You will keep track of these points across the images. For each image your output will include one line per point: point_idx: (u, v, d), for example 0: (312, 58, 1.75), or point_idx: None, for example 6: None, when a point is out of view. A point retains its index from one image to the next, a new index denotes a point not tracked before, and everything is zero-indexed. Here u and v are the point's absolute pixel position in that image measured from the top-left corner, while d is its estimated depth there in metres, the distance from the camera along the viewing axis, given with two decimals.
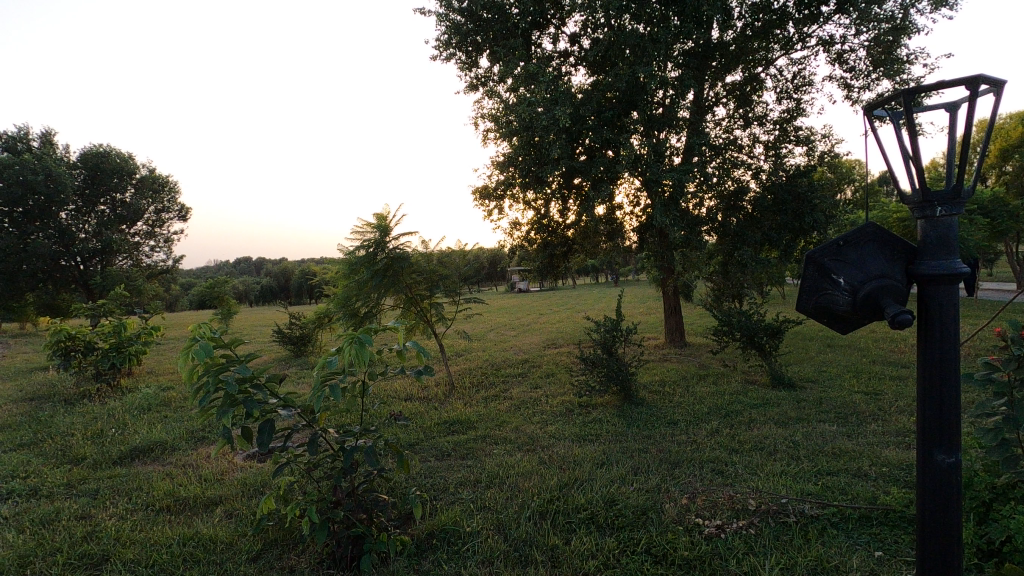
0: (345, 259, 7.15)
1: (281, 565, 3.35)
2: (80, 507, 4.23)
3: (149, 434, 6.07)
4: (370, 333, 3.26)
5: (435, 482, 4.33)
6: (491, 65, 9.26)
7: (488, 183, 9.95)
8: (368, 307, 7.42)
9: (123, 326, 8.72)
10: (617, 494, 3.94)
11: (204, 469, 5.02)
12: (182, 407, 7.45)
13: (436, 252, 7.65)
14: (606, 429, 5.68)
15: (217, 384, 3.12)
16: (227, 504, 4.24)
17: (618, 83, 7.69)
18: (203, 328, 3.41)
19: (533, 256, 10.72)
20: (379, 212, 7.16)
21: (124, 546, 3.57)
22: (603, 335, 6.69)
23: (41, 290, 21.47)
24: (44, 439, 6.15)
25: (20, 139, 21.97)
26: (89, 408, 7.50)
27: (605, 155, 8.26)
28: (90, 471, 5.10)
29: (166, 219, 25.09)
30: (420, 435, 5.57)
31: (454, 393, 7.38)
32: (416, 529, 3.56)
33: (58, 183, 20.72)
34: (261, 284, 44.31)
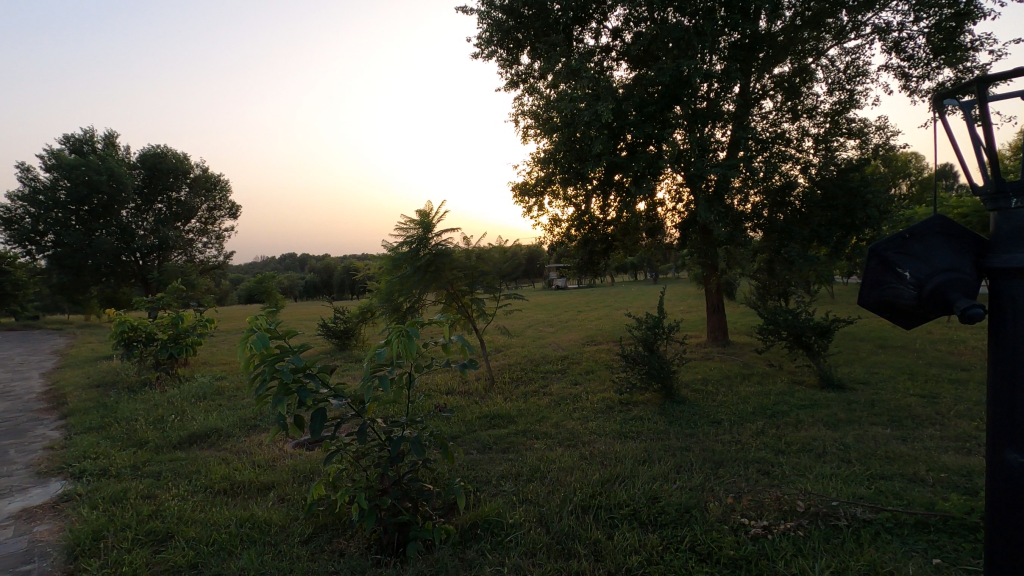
0: (388, 256, 7.46)
1: (331, 548, 3.48)
2: (146, 487, 4.49)
3: (206, 420, 6.39)
4: (416, 327, 3.34)
5: (478, 474, 4.41)
6: (532, 62, 9.28)
7: (528, 179, 9.98)
8: (410, 301, 7.57)
9: (180, 318, 9.16)
10: (660, 491, 3.91)
11: (256, 455, 5.25)
12: (234, 396, 7.79)
13: (477, 248, 7.72)
14: (647, 426, 5.64)
15: (273, 373, 3.27)
16: (280, 489, 4.43)
17: (661, 78, 7.58)
18: (260, 320, 3.58)
19: (573, 253, 10.69)
20: (422, 209, 7.30)
21: (186, 525, 3.78)
22: (645, 333, 6.62)
23: (104, 284, 22.77)
24: (111, 423, 6.55)
25: (86, 141, 23.32)
26: (151, 395, 7.93)
27: (647, 151, 8.16)
28: (153, 454, 5.40)
29: (218, 217, 26.11)
30: (462, 428, 5.66)
31: (494, 388, 7.45)
32: (460, 519, 3.63)
33: (119, 183, 21.89)
34: (305, 280, 45.67)
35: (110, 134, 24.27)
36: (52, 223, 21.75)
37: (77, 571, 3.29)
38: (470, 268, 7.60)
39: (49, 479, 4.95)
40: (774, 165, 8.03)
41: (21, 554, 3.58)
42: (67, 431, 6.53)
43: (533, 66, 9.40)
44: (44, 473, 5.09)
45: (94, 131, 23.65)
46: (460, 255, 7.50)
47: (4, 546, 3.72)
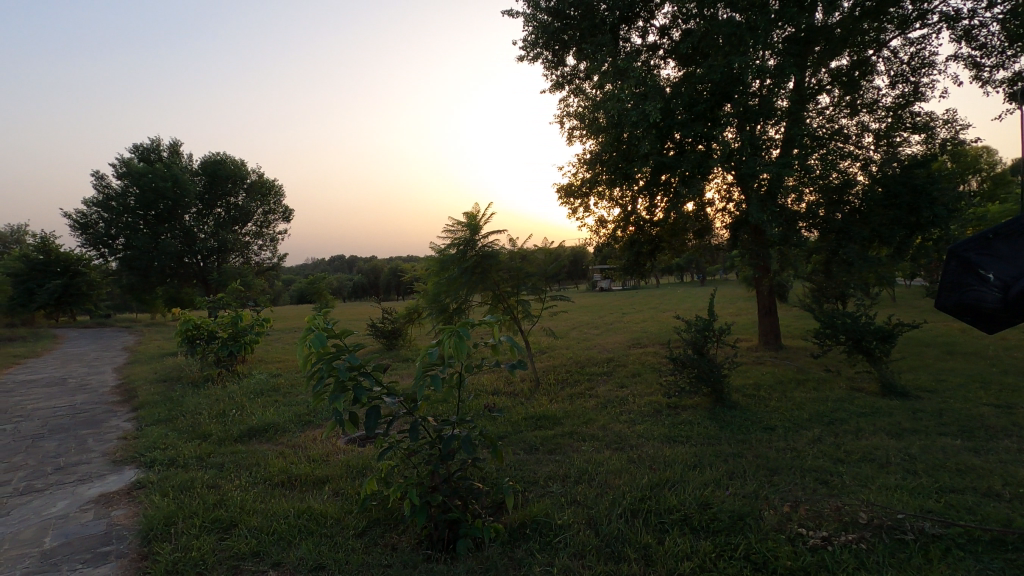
0: (436, 258, 7.59)
1: (384, 542, 3.57)
2: (210, 477, 4.73)
3: (264, 415, 6.66)
4: (467, 328, 3.39)
5: (526, 475, 4.43)
6: (577, 63, 9.26)
7: (573, 180, 9.94)
8: (457, 303, 7.67)
9: (239, 317, 9.58)
10: (711, 497, 3.83)
11: (311, 450, 5.44)
12: (290, 393, 8.09)
13: (523, 249, 7.74)
14: (697, 430, 5.53)
15: (331, 370, 3.39)
16: (334, 483, 4.58)
17: (711, 76, 7.43)
18: (318, 319, 3.71)
19: (619, 255, 10.58)
20: (469, 211, 7.40)
21: (248, 515, 3.96)
22: (694, 335, 6.45)
23: (169, 285, 24.10)
24: (178, 416, 6.93)
25: (153, 150, 24.76)
26: (212, 390, 8.33)
27: (696, 150, 7.99)
28: (216, 446, 5.68)
29: (272, 221, 27.15)
30: (509, 428, 5.70)
31: (540, 390, 7.46)
32: (509, 518, 3.67)
33: (183, 188, 23.12)
34: (354, 281, 46.98)
35: (175, 142, 25.66)
36: (122, 227, 23.16)
37: (151, 554, 3.51)
38: (515, 270, 7.64)
39: (123, 467, 5.28)
40: (831, 162, 7.72)
41: (101, 536, 3.85)
42: (138, 422, 6.95)
43: (579, 66, 9.38)
44: (120, 461, 5.44)
45: (160, 140, 25.04)
46: (506, 256, 7.55)
47: (86, 528, 4.00)
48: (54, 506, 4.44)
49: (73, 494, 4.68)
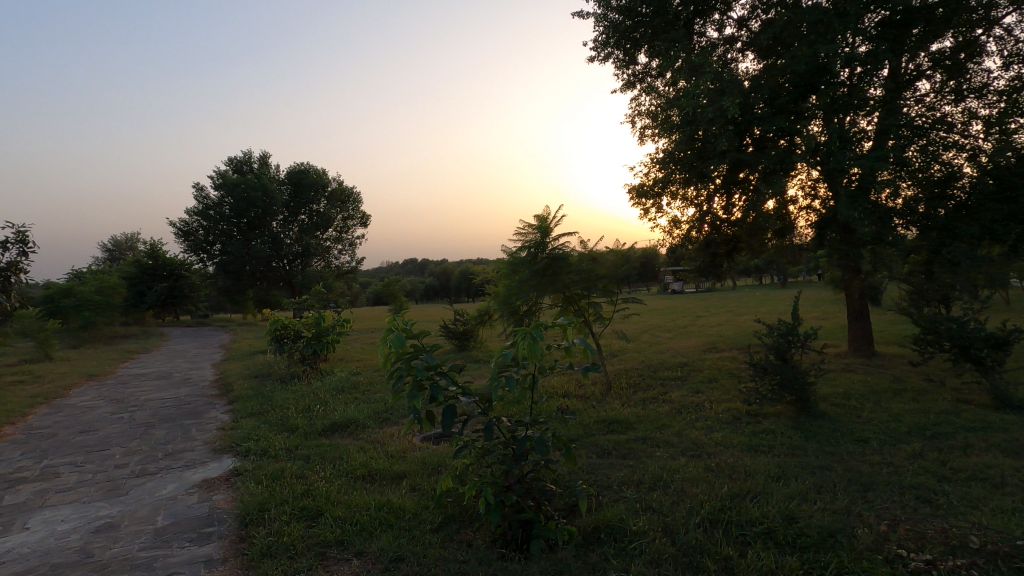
0: (507, 260, 7.69)
1: (459, 538, 3.66)
2: (298, 468, 5.03)
3: (345, 411, 7.00)
4: (541, 329, 3.41)
5: (599, 479, 4.38)
6: (649, 61, 9.08)
7: (645, 181, 9.73)
8: (527, 305, 7.73)
9: (322, 317, 10.11)
10: (797, 511, 3.63)
11: (389, 446, 5.65)
12: (368, 391, 8.44)
13: (594, 251, 7.67)
14: (780, 440, 5.26)
15: (409, 369, 3.51)
16: (411, 478, 4.74)
17: (794, 66, 7.07)
18: (398, 320, 3.86)
19: (693, 256, 10.25)
20: (540, 213, 7.44)
21: (332, 505, 4.17)
22: (777, 340, 6.12)
23: (259, 287, 25.87)
24: (268, 409, 7.44)
25: (245, 162, 26.66)
26: (298, 387, 8.85)
27: (779, 145, 7.60)
28: (303, 439, 6.03)
29: (351, 226, 28.44)
30: (580, 432, 5.67)
31: (612, 393, 7.35)
32: (582, 522, 3.65)
33: (271, 197, 24.80)
34: (426, 284, 48.41)
35: (264, 154, 27.50)
36: (219, 235, 25.11)
37: (248, 537, 3.79)
38: (585, 272, 7.57)
39: (222, 455, 5.74)
40: (933, 154, 7.10)
41: (205, 518, 4.20)
42: (234, 415, 7.51)
43: (651, 64, 9.19)
44: (219, 450, 5.90)
45: (252, 153, 26.95)
46: (577, 258, 7.52)
47: (191, 509, 4.38)
48: (164, 489, 4.89)
49: (180, 478, 5.14)
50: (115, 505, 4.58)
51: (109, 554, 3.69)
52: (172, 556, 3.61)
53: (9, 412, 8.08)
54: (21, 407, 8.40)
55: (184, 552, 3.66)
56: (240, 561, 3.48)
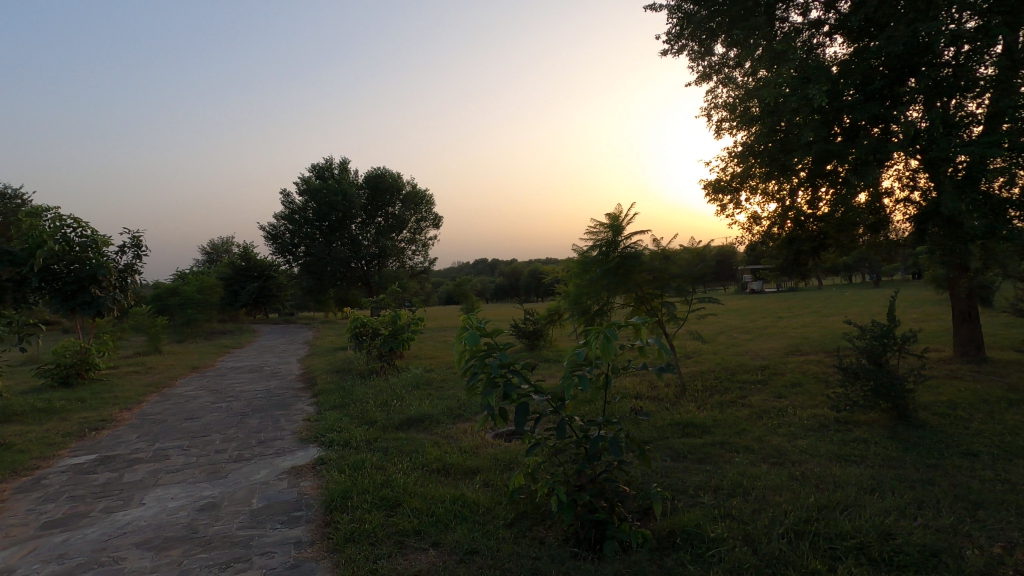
0: (578, 260, 7.67)
1: (532, 535, 3.69)
2: (378, 460, 5.26)
3: (420, 407, 7.24)
4: (615, 328, 3.38)
5: (674, 482, 4.28)
6: (727, 50, 8.74)
7: (721, 176, 9.36)
8: (599, 305, 7.67)
9: (398, 316, 10.49)
10: (894, 527, 3.38)
11: (462, 442, 5.79)
12: (441, 387, 8.68)
13: (667, 249, 7.47)
14: (873, 450, 4.90)
15: (483, 366, 3.58)
16: (484, 474, 4.83)
17: (890, 48, 6.55)
18: (472, 318, 3.95)
19: (775, 253, 9.74)
20: (611, 212, 7.36)
21: (410, 496, 4.33)
22: (870, 343, 5.70)
23: (339, 287, 27.23)
24: (349, 403, 7.83)
25: (327, 169, 28.13)
26: (377, 382, 9.25)
27: (872, 133, 7.07)
28: (381, 432, 6.30)
29: (424, 228, 29.35)
30: (653, 434, 5.55)
31: (686, 395, 7.13)
32: (657, 525, 3.58)
33: (351, 202, 26.04)
34: (497, 283, 49.04)
35: (344, 160, 28.90)
36: (304, 237, 26.65)
37: (332, 522, 4.02)
38: (658, 271, 7.36)
39: (308, 444, 6.11)
40: None
41: (295, 502, 4.50)
42: (318, 407, 7.96)
43: (729, 54, 8.84)
44: (306, 440, 6.28)
45: (333, 159, 28.39)
46: (650, 256, 7.35)
47: (282, 494, 4.70)
48: (258, 473, 5.27)
49: (272, 464, 5.53)
50: (216, 486, 4.99)
51: (212, 531, 4.03)
52: (267, 536, 3.89)
53: (127, 399, 9.00)
54: (137, 394, 9.33)
55: (276, 533, 3.94)
56: (326, 545, 3.69)
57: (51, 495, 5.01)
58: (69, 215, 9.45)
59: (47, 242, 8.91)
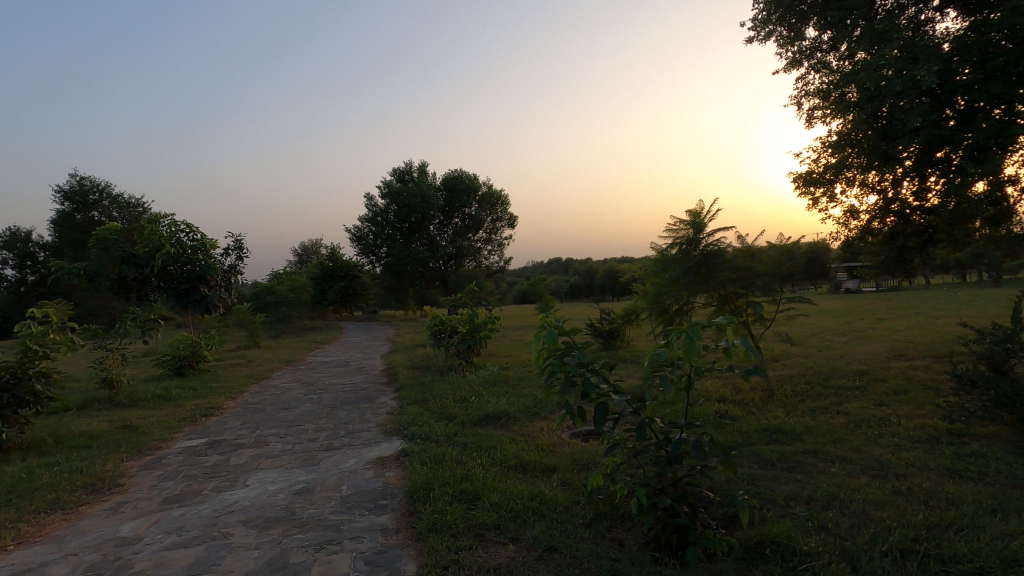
0: (657, 258, 7.57)
1: (611, 536, 3.65)
2: (457, 454, 5.41)
3: (498, 404, 7.36)
4: (698, 328, 3.25)
5: (762, 491, 4.08)
6: (819, 34, 8.20)
7: (814, 168, 8.78)
8: (678, 305, 7.47)
9: (475, 314, 10.70)
10: (1022, 553, 3.04)
11: (539, 440, 5.83)
12: (517, 385, 8.77)
13: (753, 246, 7.11)
14: (994, 466, 4.42)
15: (561, 365, 3.57)
16: (561, 473, 4.83)
17: (1015, 20, 5.86)
18: (550, 317, 3.97)
19: (875, 249, 9.02)
20: (693, 208, 7.16)
21: (488, 490, 4.42)
22: (990, 348, 5.15)
23: (418, 286, 28.22)
24: (429, 398, 8.09)
25: (407, 172, 29.20)
26: (455, 378, 9.50)
27: (992, 115, 6.36)
28: (460, 427, 6.46)
29: (499, 227, 29.82)
30: (738, 439, 5.32)
31: (775, 400, 6.75)
32: (743, 534, 3.43)
33: (429, 204, 26.86)
34: (571, 283, 48.84)
35: (423, 163, 29.86)
36: (385, 238, 27.85)
37: (416, 512, 4.18)
38: (743, 269, 6.94)
39: (392, 437, 6.39)
40: None
41: (381, 491, 4.72)
42: (401, 401, 8.30)
43: (822, 37, 8.28)
44: (390, 433, 6.57)
45: (413, 162, 29.42)
46: (734, 254, 7.02)
47: (369, 482, 4.95)
48: (347, 462, 5.58)
49: (359, 454, 5.83)
50: (310, 472, 5.34)
51: (307, 514, 4.31)
52: (356, 521, 4.11)
53: (231, 389, 9.82)
54: (240, 385, 10.15)
55: (364, 519, 4.15)
56: (410, 533, 3.85)
57: (170, 473, 5.58)
58: (183, 220, 10.44)
59: (164, 246, 9.93)
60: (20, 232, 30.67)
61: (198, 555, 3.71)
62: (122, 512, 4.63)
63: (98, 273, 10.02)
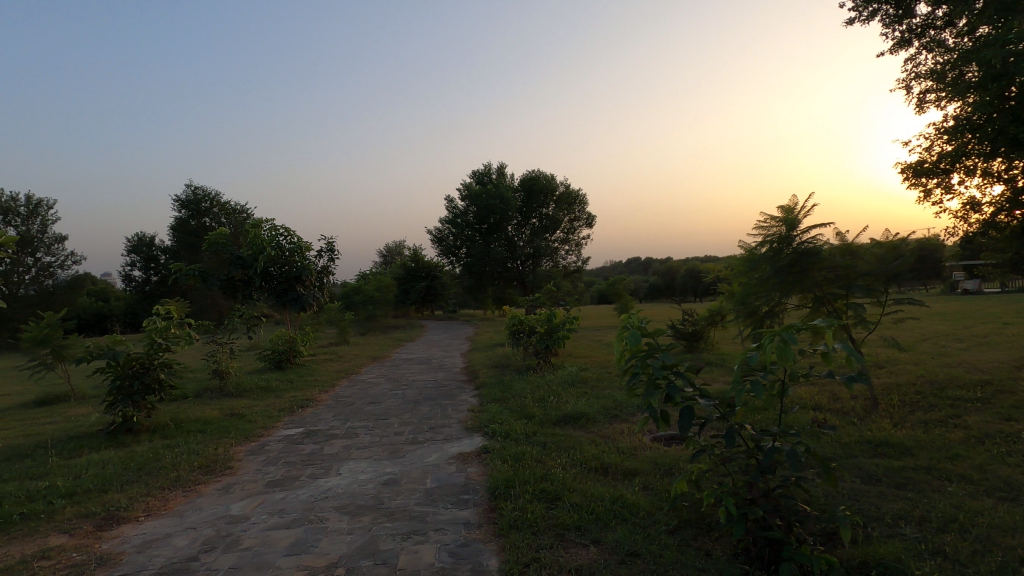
0: (746, 257, 7.24)
1: (697, 546, 3.53)
2: (537, 453, 5.44)
3: (577, 405, 7.32)
4: (794, 331, 3.05)
5: (866, 508, 3.78)
6: (933, 9, 7.46)
7: (926, 157, 8.00)
8: (769, 306, 7.09)
9: (553, 314, 10.70)
10: None
11: (620, 442, 5.74)
12: (596, 386, 8.68)
13: (854, 243, 6.59)
14: None
15: (644, 367, 3.49)
16: (643, 477, 4.73)
17: None
18: (633, 317, 3.88)
19: (1000, 245, 8.08)
20: (785, 204, 6.77)
21: (569, 491, 4.41)
22: None
23: (497, 286, 28.65)
24: (509, 397, 8.20)
25: (486, 174, 29.70)
26: (534, 378, 9.56)
27: None
28: (539, 427, 6.49)
29: (577, 227, 29.70)
30: (837, 451, 4.96)
31: (880, 410, 6.22)
32: (845, 553, 3.19)
33: (508, 205, 27.17)
34: (651, 283, 47.69)
35: (501, 165, 30.26)
36: (465, 239, 28.49)
37: (497, 508, 4.26)
38: (842, 269, 6.45)
39: (473, 434, 6.54)
40: None
41: (463, 486, 4.85)
42: (481, 399, 8.47)
43: (937, 12, 7.53)
44: (471, 429, 6.73)
45: (491, 165, 29.92)
46: (832, 252, 6.55)
47: (452, 477, 5.10)
48: (431, 456, 5.78)
49: (442, 449, 6.02)
50: (396, 464, 5.58)
51: (394, 504, 4.51)
52: (440, 514, 4.25)
53: (324, 382, 10.47)
54: (331, 379, 10.79)
55: (448, 512, 4.28)
56: (492, 529, 3.92)
57: (272, 459, 6.03)
58: (282, 225, 11.25)
59: (266, 248, 10.74)
60: (145, 237, 34.26)
61: (298, 536, 3.98)
62: (232, 492, 5.07)
63: (209, 274, 10.99)
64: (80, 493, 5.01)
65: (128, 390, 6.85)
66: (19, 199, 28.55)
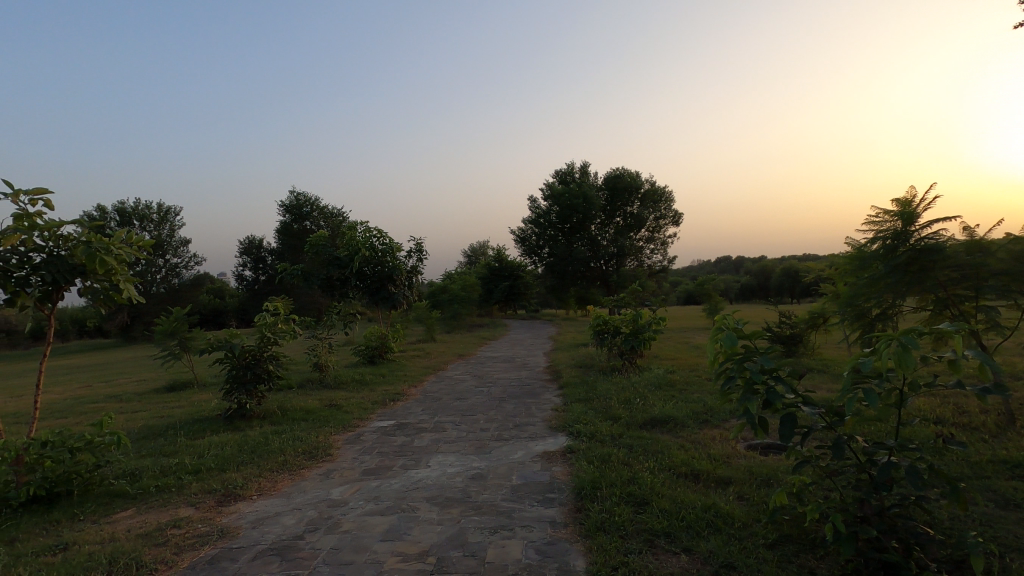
0: (854, 255, 6.69)
1: (800, 562, 3.31)
2: (624, 456, 5.34)
3: (664, 408, 7.11)
4: (916, 335, 2.77)
5: (1003, 537, 3.36)
6: None
7: None
8: (881, 308, 6.50)
9: (639, 314, 10.45)
10: None
11: (712, 449, 5.49)
12: (685, 389, 8.38)
13: (985, 239, 5.88)
14: None
15: (741, 371, 3.31)
16: (737, 486, 4.50)
17: None
18: (728, 318, 3.70)
19: None
20: (901, 197, 6.17)
21: (657, 496, 4.29)
22: None
23: (580, 286, 28.43)
24: (593, 398, 8.11)
25: (569, 173, 29.55)
26: (619, 379, 9.39)
27: None
28: (626, 429, 6.37)
29: (663, 226, 28.84)
30: (965, 470, 4.44)
31: (1018, 427, 5.51)
32: None
33: (591, 204, 26.87)
34: (743, 283, 45.34)
35: (584, 164, 30.00)
36: (548, 239, 28.51)
37: (583, 509, 4.23)
38: (971, 268, 5.78)
39: (558, 433, 6.53)
40: None
41: (549, 484, 4.87)
42: (565, 399, 8.45)
43: None
44: (555, 429, 6.73)
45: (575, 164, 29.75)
46: (958, 249, 5.88)
47: (537, 475, 5.14)
48: (516, 453, 5.85)
49: (526, 447, 6.07)
50: (482, 460, 5.70)
51: (481, 498, 4.61)
52: (526, 511, 4.29)
53: (414, 378, 10.90)
54: (420, 375, 11.22)
55: (534, 509, 4.31)
56: (579, 528, 3.91)
57: (367, 449, 6.38)
58: (375, 227, 11.86)
59: (361, 249, 11.39)
60: (255, 240, 37.39)
61: (392, 523, 4.18)
62: (332, 477, 5.42)
63: (311, 273, 11.86)
64: (203, 471, 5.57)
65: (242, 379, 7.51)
66: (151, 207, 32.15)
